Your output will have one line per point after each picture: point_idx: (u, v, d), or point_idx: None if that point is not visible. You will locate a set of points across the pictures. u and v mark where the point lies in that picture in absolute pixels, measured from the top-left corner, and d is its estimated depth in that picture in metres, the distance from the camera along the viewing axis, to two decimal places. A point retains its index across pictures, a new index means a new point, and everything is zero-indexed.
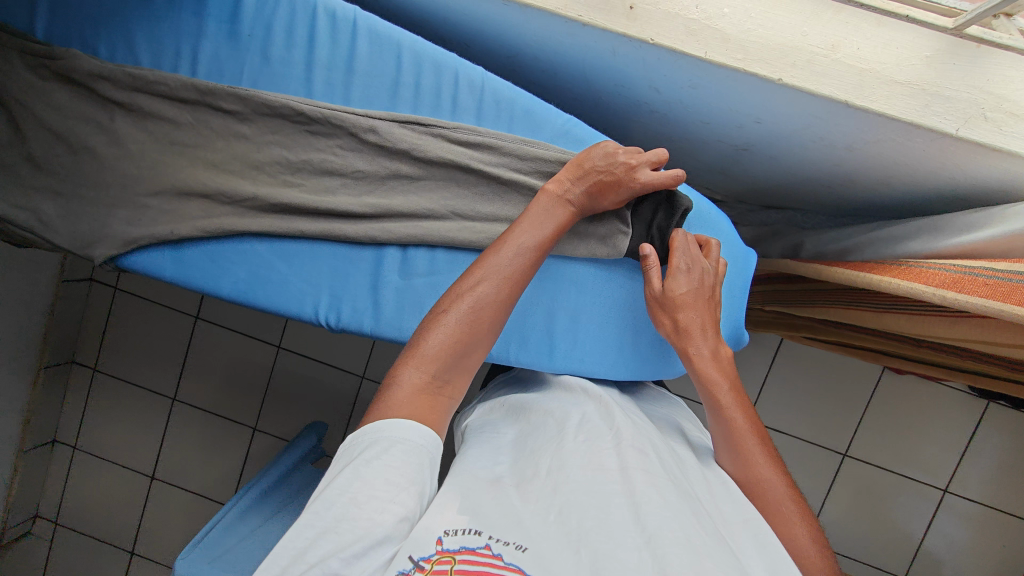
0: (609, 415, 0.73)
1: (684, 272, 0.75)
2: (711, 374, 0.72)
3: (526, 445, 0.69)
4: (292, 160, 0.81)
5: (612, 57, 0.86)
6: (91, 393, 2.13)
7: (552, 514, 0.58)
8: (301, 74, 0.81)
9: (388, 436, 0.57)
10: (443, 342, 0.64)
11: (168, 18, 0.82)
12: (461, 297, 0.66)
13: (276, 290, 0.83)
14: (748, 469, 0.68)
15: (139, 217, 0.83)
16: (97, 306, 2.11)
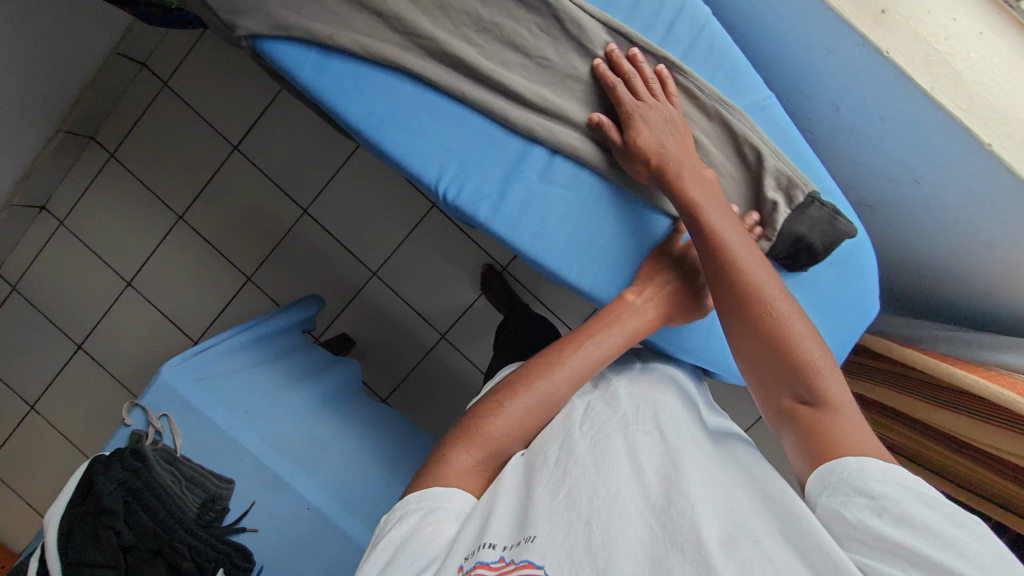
0: (614, 399, 0.72)
1: (649, 104, 0.72)
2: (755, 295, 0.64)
3: (538, 440, 0.68)
4: (483, 17, 0.76)
5: (823, 56, 0.83)
6: (98, 177, 1.89)
7: (561, 495, 0.58)
8: None
9: (420, 506, 0.61)
10: (500, 432, 0.67)
11: None
12: (527, 388, 0.69)
13: (409, 142, 0.78)
14: (783, 374, 0.61)
15: (303, 7, 0.77)
16: (140, 94, 1.86)
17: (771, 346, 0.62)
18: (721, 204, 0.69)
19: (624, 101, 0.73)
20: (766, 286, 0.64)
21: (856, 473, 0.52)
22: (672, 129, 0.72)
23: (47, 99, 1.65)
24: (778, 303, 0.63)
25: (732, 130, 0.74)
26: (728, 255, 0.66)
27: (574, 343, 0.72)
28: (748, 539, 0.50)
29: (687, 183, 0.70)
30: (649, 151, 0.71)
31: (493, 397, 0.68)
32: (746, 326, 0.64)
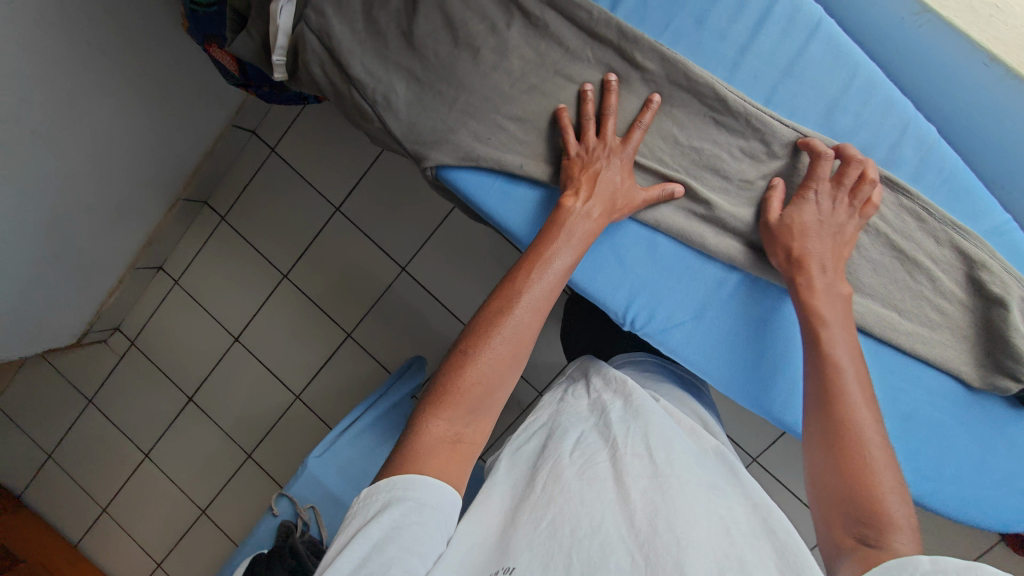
0: (607, 428, 0.69)
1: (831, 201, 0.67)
2: (841, 362, 0.62)
3: (534, 463, 0.68)
4: (681, 141, 0.73)
5: None
6: (211, 240, 1.77)
7: (544, 523, 0.57)
8: (729, 56, 0.70)
9: (404, 501, 0.54)
10: (477, 383, 0.60)
11: None
12: (494, 328, 0.63)
13: (598, 268, 0.74)
14: (847, 502, 0.54)
15: (491, 135, 0.76)
16: (251, 159, 1.74)
17: (854, 474, 0.55)
18: (846, 339, 0.64)
19: (817, 175, 0.67)
20: (866, 421, 0.58)
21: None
22: (832, 233, 0.67)
23: (175, 164, 1.63)
24: (873, 439, 0.56)
25: (970, 260, 0.68)
26: (832, 377, 0.61)
27: (536, 269, 0.66)
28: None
29: (818, 295, 0.66)
30: (790, 244, 0.67)
31: (467, 344, 0.62)
32: (829, 453, 0.57)
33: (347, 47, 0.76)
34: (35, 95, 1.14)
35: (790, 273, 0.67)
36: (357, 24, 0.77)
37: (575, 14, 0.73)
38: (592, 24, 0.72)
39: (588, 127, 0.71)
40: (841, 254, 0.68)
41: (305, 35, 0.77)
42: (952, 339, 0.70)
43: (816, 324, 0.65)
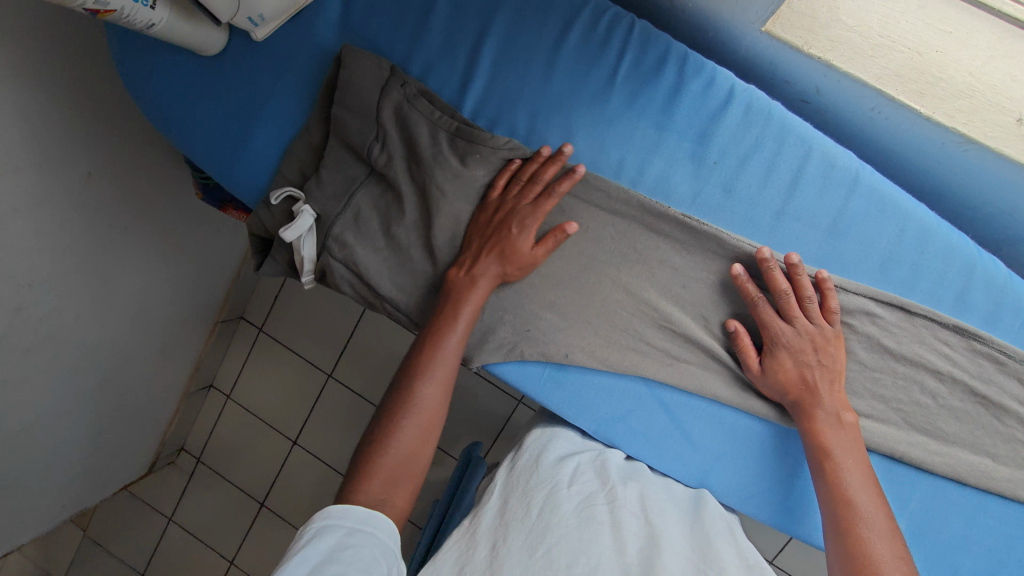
0: (604, 473, 0.66)
1: (797, 328, 0.64)
2: (832, 443, 0.62)
3: (524, 485, 0.63)
4: (727, 307, 0.70)
5: None
6: (252, 354, 1.80)
7: (540, 548, 0.53)
8: (767, 222, 0.67)
9: (341, 524, 0.56)
10: (389, 456, 0.63)
11: (619, 121, 0.69)
12: (401, 404, 0.65)
13: (664, 448, 0.73)
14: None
15: (529, 326, 0.74)
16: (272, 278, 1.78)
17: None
18: (856, 459, 0.62)
19: (768, 321, 0.65)
20: (874, 537, 0.57)
21: None
22: (819, 361, 0.64)
23: (201, 294, 1.67)
24: (881, 551, 0.56)
25: None
26: (833, 499, 0.60)
27: (436, 339, 0.68)
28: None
29: (820, 428, 0.64)
30: (795, 384, 0.65)
31: (382, 423, 0.65)
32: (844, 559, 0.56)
33: (371, 268, 0.76)
34: (67, 287, 1.18)
35: (799, 416, 0.65)
36: (377, 240, 0.76)
37: (594, 197, 0.70)
38: (614, 207, 0.70)
39: (511, 186, 0.70)
40: (840, 377, 0.65)
41: (331, 262, 0.77)
42: None
43: (823, 460, 0.62)
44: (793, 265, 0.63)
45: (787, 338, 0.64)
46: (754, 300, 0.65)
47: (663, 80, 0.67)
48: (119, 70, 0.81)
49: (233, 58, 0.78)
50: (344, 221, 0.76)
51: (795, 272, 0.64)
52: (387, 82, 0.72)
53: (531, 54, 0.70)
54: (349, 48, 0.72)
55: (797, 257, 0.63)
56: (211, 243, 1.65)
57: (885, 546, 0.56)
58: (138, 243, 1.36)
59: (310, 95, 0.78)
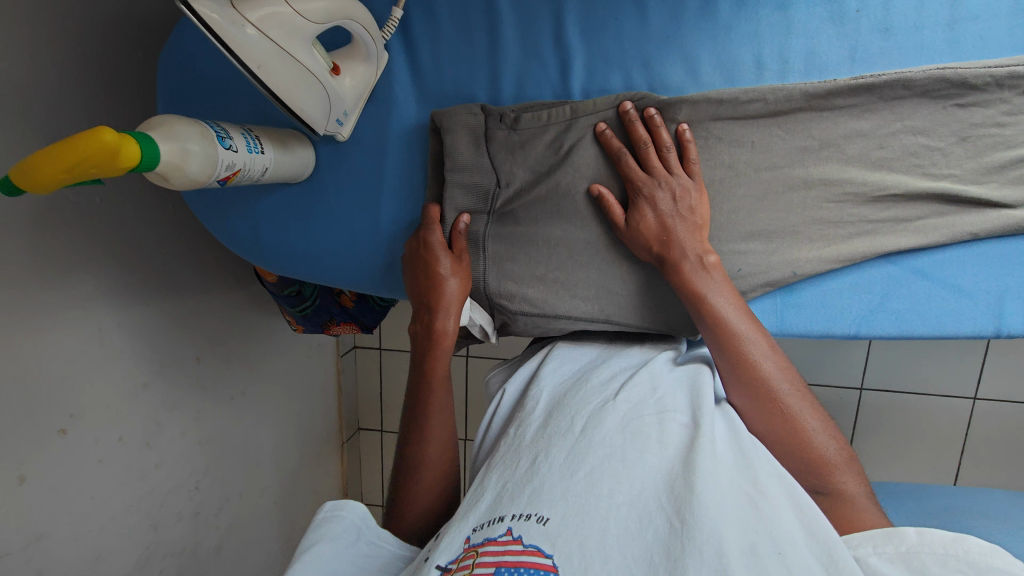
0: (652, 377, 0.65)
1: (654, 181, 0.66)
2: (710, 288, 0.63)
3: (564, 401, 0.65)
4: (939, 144, 0.64)
5: None
6: (385, 454, 1.91)
7: (581, 471, 0.54)
8: (943, 37, 0.62)
9: (362, 531, 0.63)
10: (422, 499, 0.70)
11: (738, 23, 0.65)
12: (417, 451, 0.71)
13: (942, 311, 0.67)
14: (780, 450, 0.59)
15: (739, 266, 0.70)
16: (371, 377, 1.87)
17: (767, 421, 0.60)
18: (728, 293, 0.64)
19: (632, 174, 0.66)
20: (764, 363, 0.61)
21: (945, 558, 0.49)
22: (680, 210, 0.65)
23: (321, 420, 1.73)
24: (789, 398, 0.60)
25: None
26: (718, 328, 0.62)
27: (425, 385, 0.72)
28: (772, 550, 0.46)
29: (689, 276, 0.64)
30: (652, 236, 0.66)
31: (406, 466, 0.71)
32: (751, 391, 0.61)
33: (551, 299, 0.74)
34: (217, 471, 1.27)
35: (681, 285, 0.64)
36: (539, 262, 0.75)
37: (753, 109, 0.66)
38: (774, 105, 0.65)
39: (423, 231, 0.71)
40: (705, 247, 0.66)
41: (513, 315, 0.75)
42: None
43: (706, 300, 0.63)
44: (651, 112, 0.66)
45: (651, 193, 0.66)
46: (615, 155, 0.67)
47: None
48: (225, 238, 0.81)
49: (326, 165, 0.75)
50: (494, 278, 0.75)
51: (658, 129, 0.66)
52: (487, 126, 0.70)
53: (618, 4, 0.67)
54: (438, 114, 0.70)
55: (689, 131, 0.66)
56: (313, 368, 1.68)
57: (784, 375, 0.61)
58: (257, 404, 1.42)
59: (413, 162, 0.75)
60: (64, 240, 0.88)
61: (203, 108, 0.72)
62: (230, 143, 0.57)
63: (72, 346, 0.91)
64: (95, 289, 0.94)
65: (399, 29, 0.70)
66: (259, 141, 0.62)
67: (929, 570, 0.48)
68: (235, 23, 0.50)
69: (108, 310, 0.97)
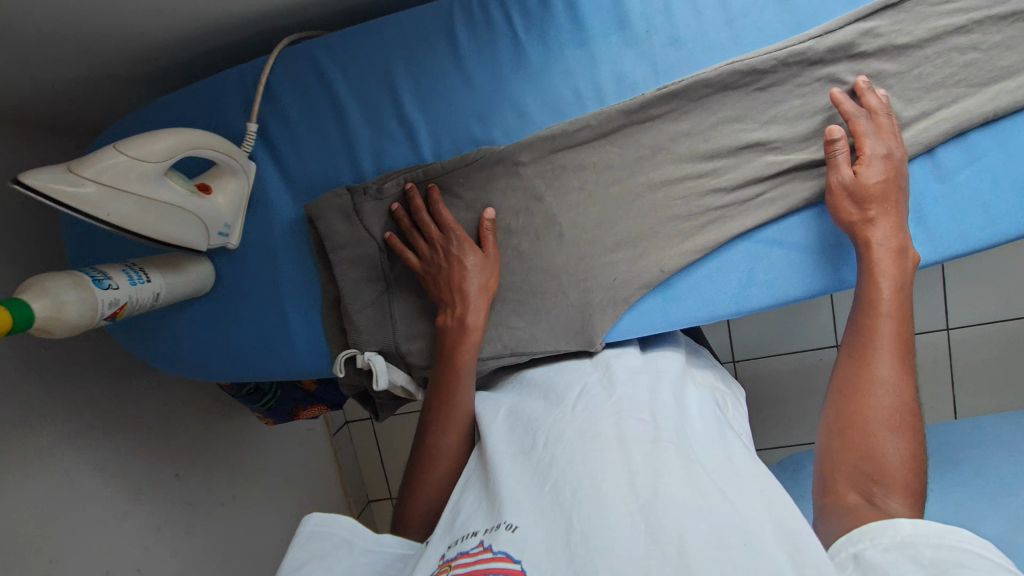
0: (609, 383, 0.67)
1: (877, 159, 0.64)
2: (886, 269, 0.63)
3: (531, 414, 0.66)
4: (755, 127, 0.70)
5: None
6: None
7: (548, 485, 0.56)
8: (726, 37, 0.69)
9: (349, 540, 0.62)
10: (434, 502, 0.70)
11: (551, 64, 0.72)
12: (437, 458, 0.70)
13: (805, 273, 0.71)
14: (852, 453, 0.58)
15: (614, 276, 0.75)
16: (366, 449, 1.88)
17: (851, 415, 0.60)
18: (903, 290, 0.63)
19: (863, 139, 0.65)
20: (881, 366, 0.61)
21: (908, 538, 0.49)
22: (897, 186, 0.65)
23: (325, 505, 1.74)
24: (885, 404, 0.59)
25: None
26: (862, 312, 0.64)
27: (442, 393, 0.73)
28: (739, 542, 0.47)
29: (877, 253, 0.64)
30: (865, 202, 0.64)
31: (421, 468, 0.70)
32: (853, 383, 0.62)
33: None
34: None
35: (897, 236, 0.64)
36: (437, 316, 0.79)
37: (582, 136, 0.72)
38: (599, 128, 0.72)
39: (432, 228, 0.73)
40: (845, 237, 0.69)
41: (425, 370, 0.79)
42: None
43: (881, 280, 0.63)
44: (860, 80, 0.66)
45: (878, 152, 0.64)
46: (852, 115, 0.65)
47: (555, 8, 0.70)
48: (157, 359, 0.86)
49: (229, 272, 0.81)
50: (402, 334, 0.78)
51: (864, 92, 0.66)
52: (353, 203, 0.74)
53: (443, 74, 0.74)
54: (310, 204, 0.75)
55: (886, 93, 0.66)
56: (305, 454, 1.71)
57: (898, 405, 0.59)
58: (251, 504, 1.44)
59: (304, 250, 0.79)
60: (17, 399, 0.93)
61: (103, 252, 0.78)
62: (108, 283, 0.62)
63: (41, 497, 0.95)
64: (55, 437, 0.99)
65: (260, 139, 0.77)
66: (144, 271, 0.68)
67: (921, 557, 0.48)
68: (74, 184, 0.57)
69: (73, 453, 1.02)
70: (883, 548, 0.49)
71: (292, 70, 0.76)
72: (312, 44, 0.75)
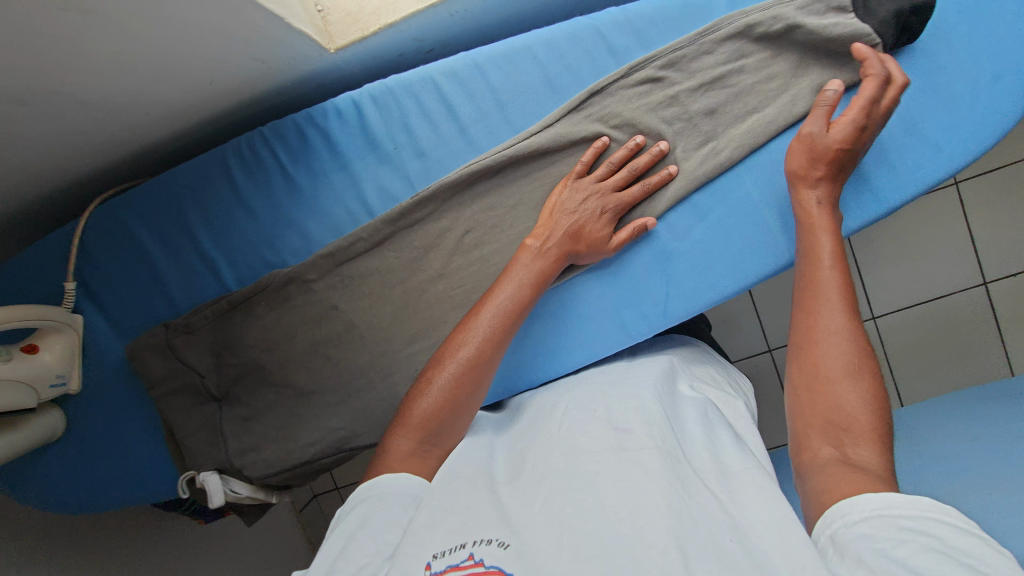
0: (591, 399, 0.63)
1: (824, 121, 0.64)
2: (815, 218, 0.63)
3: (528, 439, 0.61)
4: (507, 215, 0.78)
5: None
6: None
7: (540, 505, 0.50)
8: (461, 144, 0.77)
9: (366, 497, 0.57)
10: (426, 415, 0.61)
11: (320, 189, 0.80)
12: (446, 357, 0.65)
13: (579, 337, 0.77)
14: (822, 407, 0.52)
15: (415, 367, 0.81)
16: None
17: (810, 366, 0.54)
18: (834, 234, 0.62)
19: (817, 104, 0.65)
20: (826, 314, 0.56)
21: (878, 509, 0.42)
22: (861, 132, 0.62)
23: None
24: (834, 354, 0.54)
25: (741, 38, 0.69)
26: (807, 262, 0.61)
27: (498, 284, 0.69)
28: (730, 540, 0.44)
29: (806, 207, 0.64)
30: (816, 161, 0.63)
31: (419, 376, 0.65)
32: (805, 329, 0.57)
33: (284, 455, 0.83)
34: None
35: (821, 163, 0.63)
36: (266, 428, 0.84)
37: (359, 248, 0.79)
38: (370, 239, 0.78)
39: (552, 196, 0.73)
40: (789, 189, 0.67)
41: (263, 479, 0.84)
42: (799, 82, 0.69)
43: (815, 231, 0.62)
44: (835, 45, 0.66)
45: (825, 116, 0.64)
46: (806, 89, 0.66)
47: (313, 141, 0.79)
48: (30, 507, 0.91)
49: (78, 419, 0.87)
50: (235, 450, 0.84)
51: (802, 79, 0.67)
52: (168, 339, 0.81)
53: (231, 212, 0.82)
54: (131, 347, 0.82)
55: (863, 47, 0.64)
56: None
57: (855, 350, 0.53)
58: None
59: (138, 388, 0.86)
60: None
61: None
62: None
63: None
64: None
65: (83, 295, 0.85)
66: None
67: (895, 526, 0.41)
68: None
69: None
70: (857, 524, 0.43)
71: (101, 230, 0.84)
72: (114, 203, 0.84)
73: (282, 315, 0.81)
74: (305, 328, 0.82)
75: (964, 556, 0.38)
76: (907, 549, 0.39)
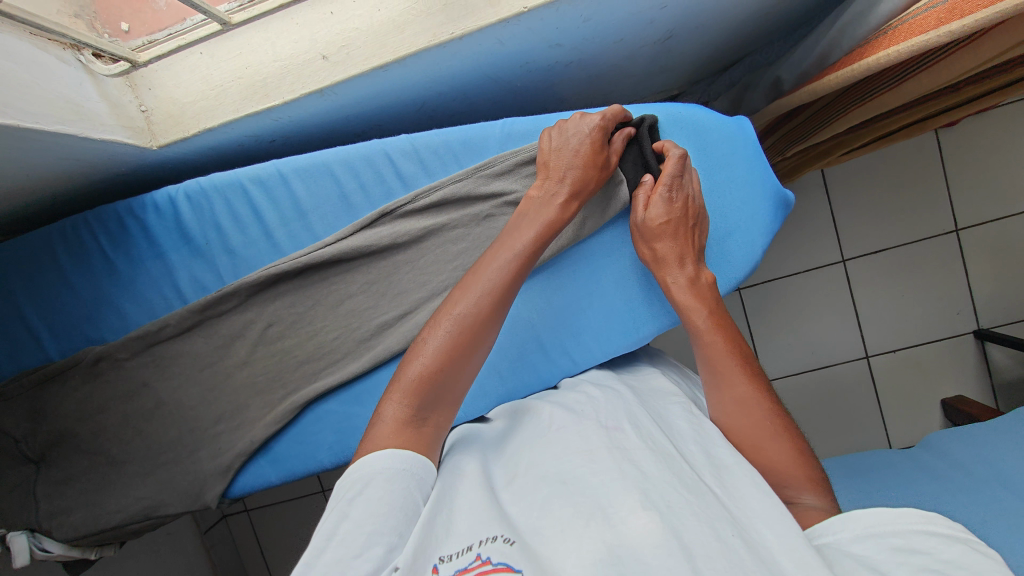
0: (574, 404, 0.64)
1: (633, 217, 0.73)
2: (691, 302, 0.67)
3: (507, 448, 0.60)
4: (307, 312, 0.83)
5: (487, 55, 0.85)
6: None
7: (536, 508, 0.48)
8: (266, 245, 0.82)
9: (377, 472, 0.51)
10: (425, 377, 0.58)
11: (138, 274, 0.85)
12: (439, 320, 0.61)
13: None
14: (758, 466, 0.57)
15: (220, 445, 0.86)
16: None
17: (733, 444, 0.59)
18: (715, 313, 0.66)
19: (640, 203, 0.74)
20: (734, 385, 0.61)
21: (872, 528, 0.48)
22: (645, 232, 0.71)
23: None
24: (752, 421, 0.58)
25: (510, 176, 0.76)
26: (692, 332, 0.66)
27: (490, 255, 0.66)
28: (735, 535, 0.44)
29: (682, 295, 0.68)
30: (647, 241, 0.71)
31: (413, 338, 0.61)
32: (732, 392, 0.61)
33: (91, 520, 0.87)
34: None
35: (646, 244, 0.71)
36: (78, 492, 0.88)
37: (168, 333, 0.84)
38: (178, 326, 0.84)
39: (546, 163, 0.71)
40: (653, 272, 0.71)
41: (71, 541, 0.88)
42: None
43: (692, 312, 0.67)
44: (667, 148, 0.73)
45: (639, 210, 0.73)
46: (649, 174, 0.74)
47: (131, 230, 0.84)
48: None
49: None
50: (44, 513, 0.87)
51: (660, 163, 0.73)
52: None
53: (55, 288, 0.87)
54: None
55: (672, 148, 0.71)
56: None
57: (771, 408, 0.59)
58: None
59: None
60: None
61: None
62: None
63: None
64: None
65: None
66: None
67: (887, 543, 0.46)
68: None
69: None
70: (853, 543, 0.48)
71: None
72: None
73: (96, 388, 0.86)
74: (118, 401, 0.87)
75: (950, 564, 0.43)
76: (898, 566, 0.44)
